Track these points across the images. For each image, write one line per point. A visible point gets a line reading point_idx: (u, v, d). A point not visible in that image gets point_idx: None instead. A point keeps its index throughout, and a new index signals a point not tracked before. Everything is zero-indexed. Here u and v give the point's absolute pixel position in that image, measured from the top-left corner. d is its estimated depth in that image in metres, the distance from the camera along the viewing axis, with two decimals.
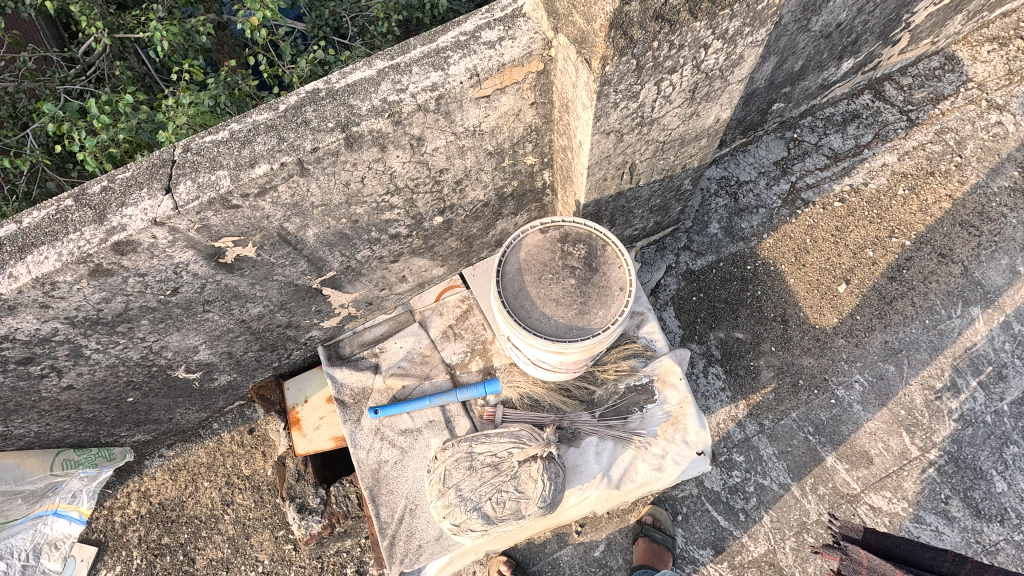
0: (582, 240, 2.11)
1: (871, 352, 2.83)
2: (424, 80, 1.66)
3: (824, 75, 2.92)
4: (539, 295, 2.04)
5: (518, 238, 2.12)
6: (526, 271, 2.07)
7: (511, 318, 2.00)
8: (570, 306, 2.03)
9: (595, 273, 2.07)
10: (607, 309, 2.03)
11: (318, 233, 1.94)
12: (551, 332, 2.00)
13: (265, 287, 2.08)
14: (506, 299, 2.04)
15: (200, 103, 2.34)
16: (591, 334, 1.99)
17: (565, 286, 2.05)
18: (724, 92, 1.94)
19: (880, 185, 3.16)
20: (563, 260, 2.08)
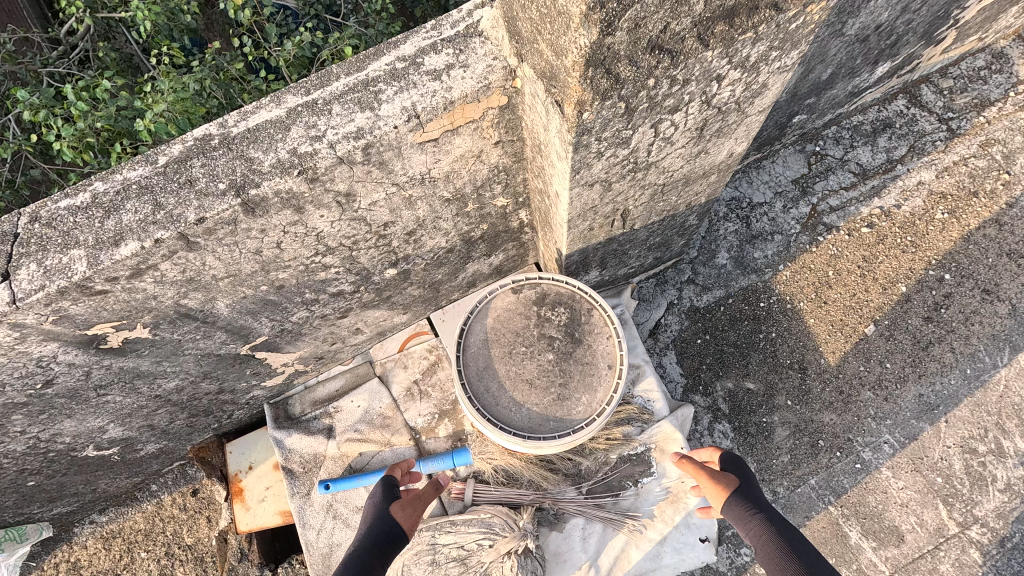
0: (563, 302, 1.75)
1: (903, 408, 2.46)
2: (347, 123, 1.26)
3: (856, 82, 2.49)
4: (508, 375, 1.67)
5: (485, 300, 1.76)
6: (492, 343, 1.71)
7: (474, 406, 1.64)
8: (547, 390, 1.65)
9: (578, 345, 1.70)
10: (592, 393, 1.65)
11: (231, 304, 1.56)
12: (522, 424, 1.63)
13: (177, 362, 1.71)
14: (467, 380, 1.67)
15: (183, 88, 1.86)
16: (572, 430, 1.61)
17: (540, 363, 1.68)
18: (741, 126, 1.53)
19: (914, 208, 2.74)
20: (539, 329, 1.72)
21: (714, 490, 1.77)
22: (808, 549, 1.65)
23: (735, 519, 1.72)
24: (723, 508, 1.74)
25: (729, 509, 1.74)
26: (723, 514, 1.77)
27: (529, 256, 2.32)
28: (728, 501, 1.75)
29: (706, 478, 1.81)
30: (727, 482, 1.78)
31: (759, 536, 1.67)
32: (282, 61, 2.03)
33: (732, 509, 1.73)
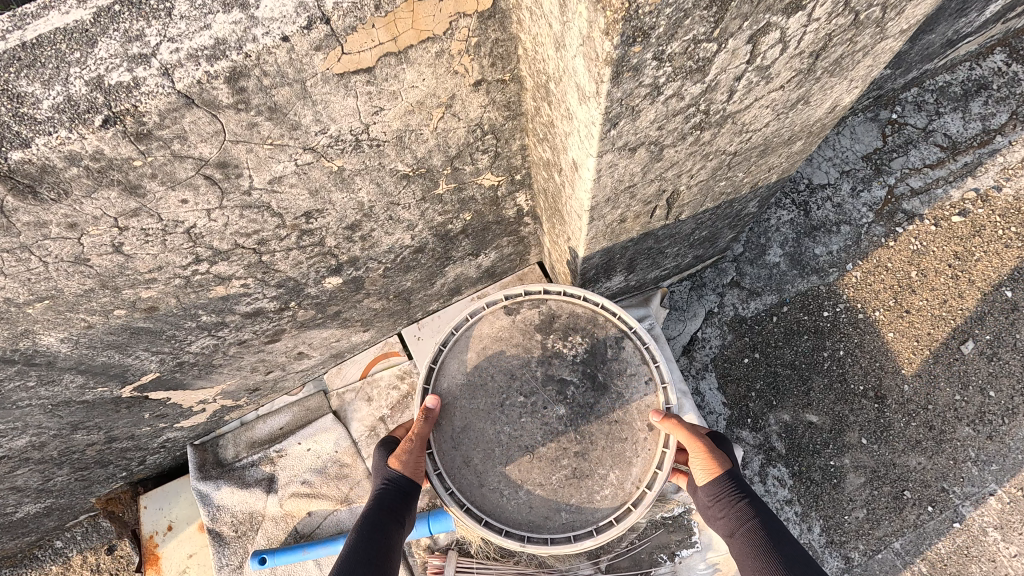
0: (579, 329, 1.33)
1: (1013, 449, 1.90)
2: (198, 30, 0.69)
3: (960, 24, 1.89)
4: (501, 440, 1.27)
5: (466, 326, 1.35)
6: (476, 391, 1.30)
7: (453, 487, 1.24)
8: (556, 462, 1.25)
9: (603, 395, 1.28)
10: (625, 470, 1.24)
11: (67, 339, 1.01)
12: (520, 514, 1.23)
13: (11, 417, 1.17)
14: (442, 449, 1.27)
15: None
16: (592, 528, 1.21)
17: (545, 423, 1.27)
18: (868, 55, 0.96)
19: (1020, 191, 2.16)
20: (544, 371, 1.30)
21: (699, 463, 1.24)
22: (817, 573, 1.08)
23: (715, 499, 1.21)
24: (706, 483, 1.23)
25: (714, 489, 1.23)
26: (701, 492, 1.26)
27: (530, 255, 1.76)
28: (714, 479, 1.22)
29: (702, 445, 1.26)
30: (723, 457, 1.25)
31: (740, 531, 1.16)
32: None
33: (715, 491, 1.22)
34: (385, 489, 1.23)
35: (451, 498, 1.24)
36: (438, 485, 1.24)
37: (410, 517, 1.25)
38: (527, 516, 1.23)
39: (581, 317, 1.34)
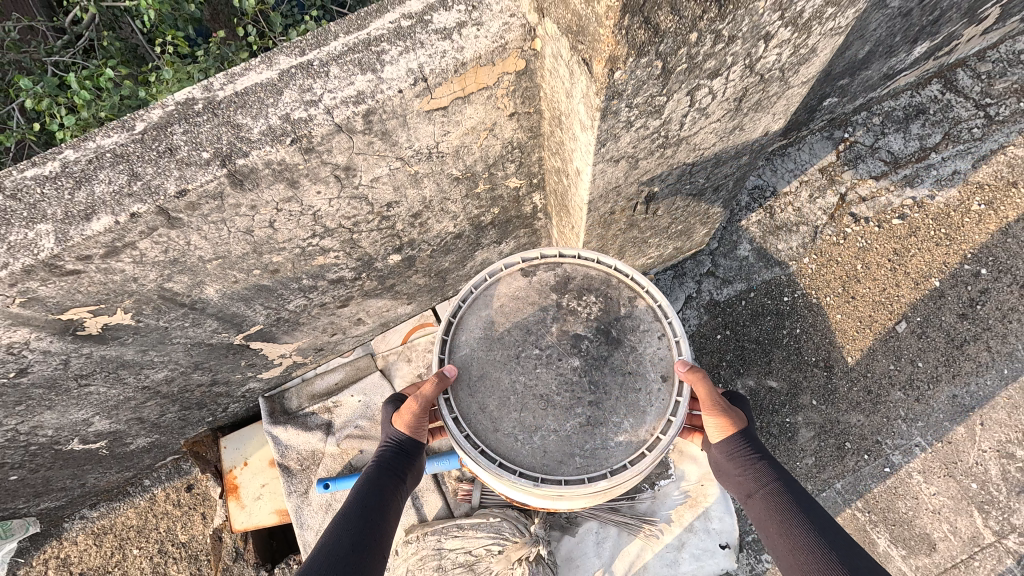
0: (593, 289, 1.48)
1: (936, 409, 2.32)
2: (346, 86, 1.13)
3: (892, 62, 2.32)
4: (517, 389, 1.39)
5: (486, 286, 1.50)
6: (493, 343, 1.44)
7: (472, 431, 1.36)
8: (572, 410, 1.37)
9: (617, 348, 1.42)
10: (638, 418, 1.36)
11: (221, 290, 1.44)
12: (535, 458, 1.34)
13: (164, 352, 1.59)
14: (458, 396, 1.40)
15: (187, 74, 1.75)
16: (606, 470, 1.31)
17: (561, 373, 1.39)
18: (782, 98, 1.39)
19: (950, 199, 2.59)
20: (559, 327, 1.44)
21: (715, 424, 1.41)
22: (828, 524, 1.27)
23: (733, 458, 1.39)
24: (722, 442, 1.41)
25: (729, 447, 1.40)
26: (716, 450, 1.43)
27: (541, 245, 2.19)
28: (729, 439, 1.40)
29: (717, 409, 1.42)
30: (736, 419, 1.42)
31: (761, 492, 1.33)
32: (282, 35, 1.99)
33: (729, 448, 1.40)
34: (389, 448, 1.44)
35: (466, 441, 1.35)
36: (455, 428, 1.35)
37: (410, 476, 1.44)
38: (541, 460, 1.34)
39: (595, 278, 1.49)
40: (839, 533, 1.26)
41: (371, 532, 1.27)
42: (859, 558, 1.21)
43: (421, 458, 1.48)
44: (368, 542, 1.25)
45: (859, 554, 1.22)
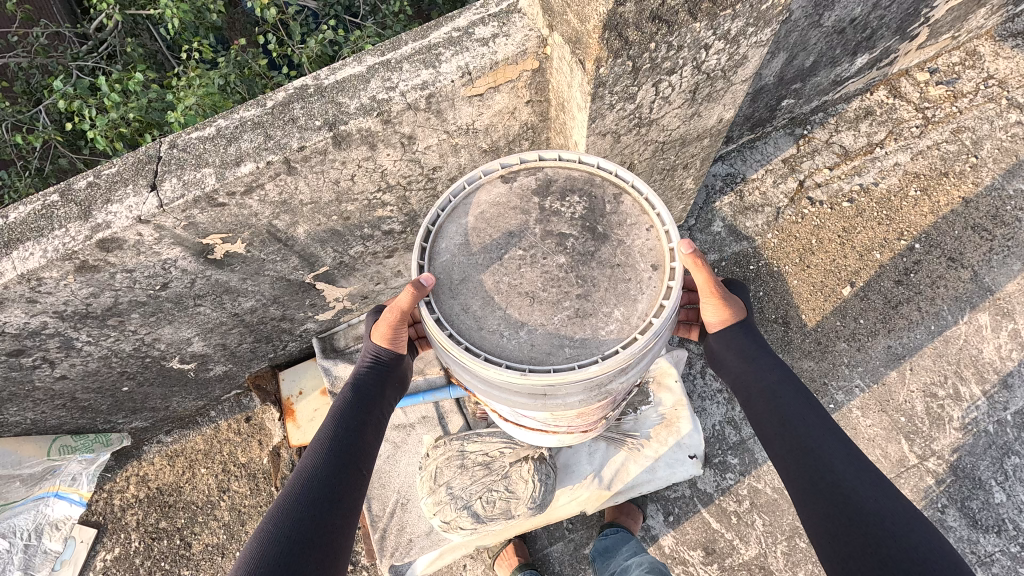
0: (579, 189, 1.46)
1: (873, 357, 2.79)
2: (415, 78, 1.62)
3: (837, 71, 2.81)
4: (501, 288, 1.38)
5: (464, 194, 1.49)
6: (472, 248, 1.43)
7: (455, 331, 1.35)
8: (559, 304, 1.35)
9: (604, 243, 1.40)
10: (630, 306, 1.35)
11: (309, 231, 1.92)
12: (521, 352, 1.32)
13: (257, 282, 2.07)
14: (439, 298, 1.40)
15: (211, 84, 2.29)
16: (598, 356, 1.29)
17: (546, 270, 1.37)
18: (728, 92, 1.89)
19: (891, 185, 3.04)
20: (543, 227, 1.42)
21: (715, 315, 1.59)
22: (812, 408, 1.44)
23: (729, 347, 1.58)
24: (720, 331, 1.60)
25: (728, 337, 1.59)
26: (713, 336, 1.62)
27: None
28: (726, 329, 1.60)
29: (721, 303, 1.57)
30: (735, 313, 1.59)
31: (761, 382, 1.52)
32: (306, 57, 2.51)
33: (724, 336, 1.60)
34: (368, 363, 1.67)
35: (449, 338, 1.35)
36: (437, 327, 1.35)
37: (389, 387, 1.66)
38: (529, 355, 1.33)
39: (578, 179, 1.48)
40: (822, 418, 1.42)
41: (359, 434, 1.54)
42: (835, 438, 1.39)
43: (403, 365, 1.72)
44: (357, 442, 1.53)
45: (836, 435, 1.39)
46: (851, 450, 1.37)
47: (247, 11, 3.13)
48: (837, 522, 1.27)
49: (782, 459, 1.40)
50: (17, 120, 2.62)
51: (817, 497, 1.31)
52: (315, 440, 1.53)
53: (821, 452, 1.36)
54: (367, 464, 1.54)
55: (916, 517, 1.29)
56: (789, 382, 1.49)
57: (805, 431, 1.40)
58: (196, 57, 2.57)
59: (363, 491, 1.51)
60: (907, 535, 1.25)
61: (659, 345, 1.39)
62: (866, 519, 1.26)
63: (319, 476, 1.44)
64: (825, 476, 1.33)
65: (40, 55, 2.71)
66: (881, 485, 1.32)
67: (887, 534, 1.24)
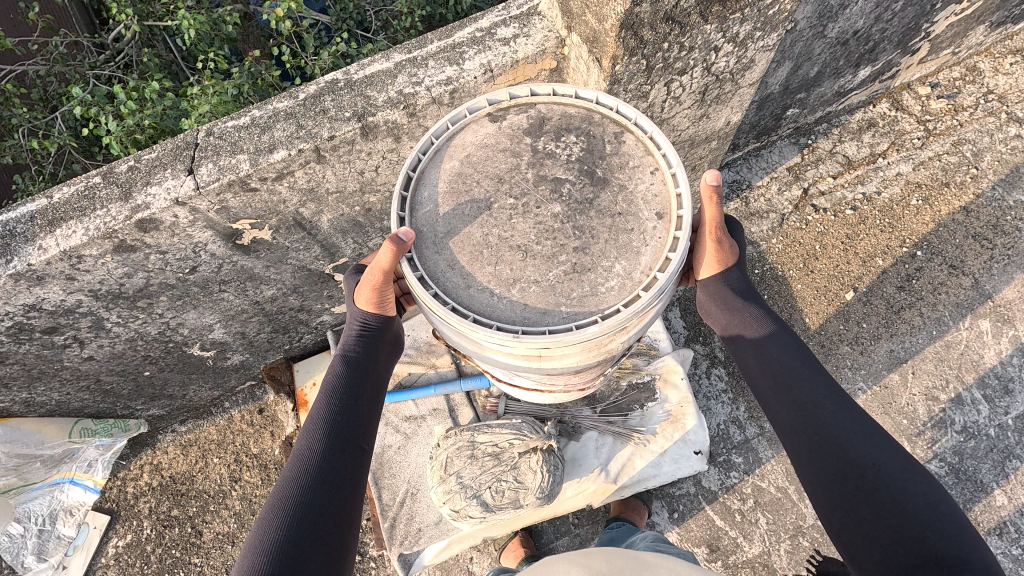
0: (577, 127, 1.47)
1: (876, 361, 2.84)
2: (439, 74, 1.72)
3: (841, 82, 2.91)
4: (491, 241, 1.38)
5: (447, 135, 1.49)
6: (458, 196, 1.42)
7: (443, 293, 1.36)
8: (555, 259, 1.35)
9: (602, 189, 1.40)
10: (632, 260, 1.35)
11: (332, 219, 2.01)
12: (514, 312, 1.33)
13: (279, 270, 2.15)
14: (422, 254, 1.40)
15: (224, 93, 2.33)
16: (597, 316, 1.30)
17: (539, 220, 1.37)
18: (735, 95, 2.02)
19: (893, 195, 3.10)
20: (536, 171, 1.42)
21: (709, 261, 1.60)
22: (806, 363, 1.47)
23: (720, 296, 1.62)
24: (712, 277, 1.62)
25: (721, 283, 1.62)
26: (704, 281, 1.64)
27: None
28: (718, 275, 1.62)
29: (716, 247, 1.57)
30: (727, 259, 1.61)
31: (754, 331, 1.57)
32: (320, 68, 2.60)
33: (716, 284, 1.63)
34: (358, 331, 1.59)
35: (436, 298, 1.35)
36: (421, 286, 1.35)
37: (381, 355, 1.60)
38: (523, 315, 1.34)
39: (574, 116, 1.49)
40: (816, 372, 1.46)
41: (356, 410, 1.48)
42: (830, 392, 1.42)
43: (392, 329, 1.65)
44: (354, 419, 1.47)
45: (830, 388, 1.43)
46: (846, 402, 1.41)
47: (261, 25, 3.23)
48: (833, 475, 1.34)
49: (788, 427, 1.43)
50: (35, 126, 2.71)
51: (812, 452, 1.38)
52: (309, 421, 1.46)
53: (816, 407, 1.40)
54: (367, 440, 1.49)
55: (912, 465, 1.33)
56: (783, 336, 1.54)
57: (799, 386, 1.44)
58: (210, 67, 2.65)
59: (366, 467, 1.47)
60: (902, 483, 1.30)
61: (659, 303, 1.39)
62: (860, 470, 1.32)
63: (319, 459, 1.39)
64: (819, 431, 1.38)
65: (59, 63, 2.83)
66: (875, 435, 1.37)
67: (882, 484, 1.30)
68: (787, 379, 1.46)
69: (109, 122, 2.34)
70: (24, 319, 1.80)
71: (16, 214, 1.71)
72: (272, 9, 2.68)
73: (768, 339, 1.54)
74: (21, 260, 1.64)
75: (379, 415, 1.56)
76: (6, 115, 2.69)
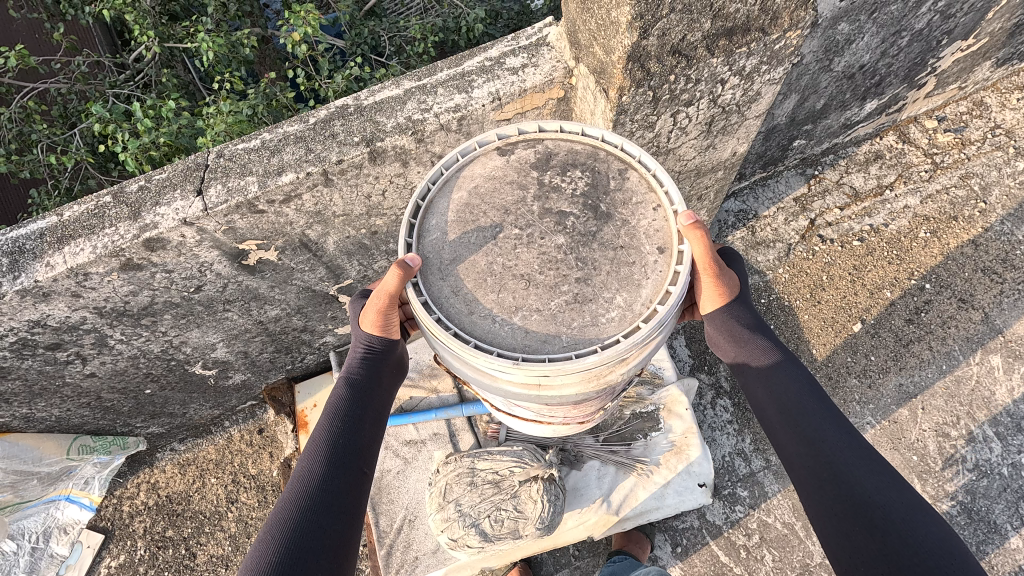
0: (583, 163, 1.47)
1: (884, 395, 2.79)
2: (448, 101, 1.74)
3: (847, 114, 2.92)
4: (494, 270, 1.37)
5: (457, 167, 1.50)
6: (464, 225, 1.42)
7: (445, 318, 1.35)
8: (557, 288, 1.34)
9: (606, 223, 1.39)
10: (633, 292, 1.34)
11: (338, 242, 2.02)
12: (514, 339, 1.32)
13: (284, 291, 2.15)
14: (428, 280, 1.40)
15: (240, 112, 2.37)
16: (597, 346, 1.29)
17: (543, 251, 1.36)
18: (741, 127, 2.03)
19: (900, 227, 3.09)
20: (541, 204, 1.42)
21: (710, 296, 1.54)
22: (816, 397, 1.44)
23: (725, 329, 1.56)
24: (716, 311, 1.55)
25: (726, 315, 1.55)
26: (709, 314, 1.58)
27: None
28: (722, 309, 1.55)
29: (716, 282, 1.49)
30: (729, 293, 1.53)
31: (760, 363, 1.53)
32: (334, 91, 2.64)
33: (722, 316, 1.56)
34: (363, 352, 1.56)
35: (438, 323, 1.34)
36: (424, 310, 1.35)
37: (384, 378, 1.57)
38: (522, 342, 1.33)
39: (580, 153, 1.49)
40: (825, 405, 1.43)
41: (358, 434, 1.46)
42: (838, 425, 1.39)
43: (397, 352, 1.62)
44: (356, 442, 1.45)
45: (840, 424, 1.40)
46: (855, 439, 1.38)
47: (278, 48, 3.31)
48: (842, 514, 1.30)
49: (794, 459, 1.40)
50: (53, 142, 2.77)
51: (819, 486, 1.34)
52: (311, 442, 1.44)
53: (826, 443, 1.37)
54: (369, 463, 1.47)
55: (919, 505, 1.30)
56: (792, 367, 1.51)
57: (808, 419, 1.40)
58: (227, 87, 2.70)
59: (366, 491, 1.44)
60: (911, 527, 1.26)
61: (661, 335, 1.38)
62: (870, 511, 1.28)
63: (320, 481, 1.36)
64: (830, 468, 1.34)
65: (80, 82, 2.90)
66: (885, 475, 1.34)
67: (890, 524, 1.26)
68: (797, 411, 1.42)
69: (126, 139, 2.39)
70: (28, 335, 1.81)
71: (26, 230, 1.73)
72: (290, 32, 2.74)
73: (777, 369, 1.50)
74: (28, 277, 1.65)
75: (381, 438, 1.54)
76: (25, 132, 2.75)
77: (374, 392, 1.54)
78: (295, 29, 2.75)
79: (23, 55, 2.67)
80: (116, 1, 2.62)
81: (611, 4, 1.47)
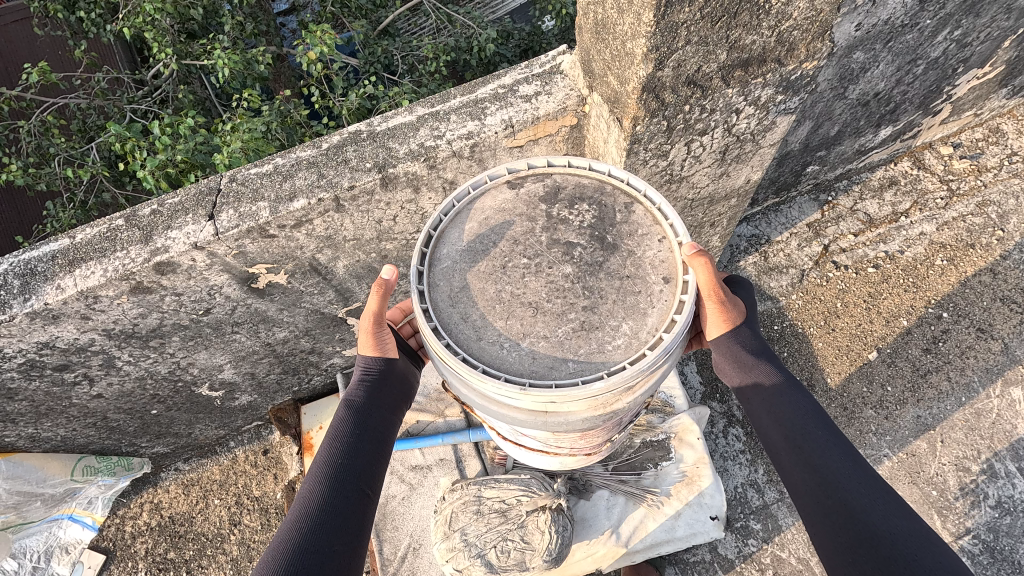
0: (591, 197, 1.45)
1: (902, 427, 2.72)
2: (461, 128, 1.74)
3: (862, 141, 2.90)
4: (503, 297, 1.35)
5: (468, 199, 1.48)
6: (476, 255, 1.41)
7: (451, 343, 1.31)
8: (564, 316, 1.32)
9: (612, 254, 1.37)
10: (639, 320, 1.32)
11: (347, 265, 2.01)
12: (522, 365, 1.29)
13: (292, 313, 2.14)
14: (437, 306, 1.37)
15: (256, 129, 2.39)
16: (602, 373, 1.26)
17: (551, 279, 1.34)
18: (755, 155, 2.02)
19: (916, 254, 3.04)
20: (549, 235, 1.40)
21: (715, 324, 1.52)
22: (818, 421, 1.39)
23: (727, 355, 1.53)
24: (720, 338, 1.53)
25: (730, 341, 1.52)
26: (714, 342, 1.55)
27: None
28: (726, 334, 1.52)
29: (718, 309, 1.48)
30: (733, 318, 1.51)
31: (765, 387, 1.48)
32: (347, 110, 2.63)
33: (724, 340, 1.53)
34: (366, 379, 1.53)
35: (446, 348, 1.31)
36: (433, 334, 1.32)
37: (388, 405, 1.53)
38: (530, 368, 1.30)
39: (587, 187, 1.47)
40: (828, 430, 1.37)
41: (361, 456, 1.41)
42: (842, 450, 1.34)
43: (399, 377, 1.58)
44: (358, 466, 1.40)
45: (845, 450, 1.33)
46: (861, 466, 1.31)
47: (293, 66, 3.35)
48: (847, 543, 1.23)
49: (798, 485, 1.34)
50: (70, 156, 2.78)
51: (823, 513, 1.28)
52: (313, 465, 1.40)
53: (829, 468, 1.31)
54: (373, 486, 1.42)
55: (929, 536, 1.23)
56: (796, 392, 1.46)
57: (810, 443, 1.35)
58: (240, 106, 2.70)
59: (370, 517, 1.38)
60: (918, 557, 1.19)
61: (667, 362, 1.35)
62: (875, 539, 1.21)
63: (322, 500, 1.32)
64: (834, 495, 1.28)
65: (99, 97, 2.91)
66: (891, 503, 1.27)
67: (898, 554, 1.19)
68: (799, 435, 1.37)
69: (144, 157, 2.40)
70: (36, 356, 1.80)
71: (38, 252, 1.74)
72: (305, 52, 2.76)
73: (780, 394, 1.45)
74: (38, 300, 1.65)
75: (387, 462, 1.49)
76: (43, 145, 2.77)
77: (375, 415, 1.49)
78: (310, 49, 2.76)
79: (44, 71, 2.70)
80: (136, 20, 2.65)
81: (626, 36, 1.47)
